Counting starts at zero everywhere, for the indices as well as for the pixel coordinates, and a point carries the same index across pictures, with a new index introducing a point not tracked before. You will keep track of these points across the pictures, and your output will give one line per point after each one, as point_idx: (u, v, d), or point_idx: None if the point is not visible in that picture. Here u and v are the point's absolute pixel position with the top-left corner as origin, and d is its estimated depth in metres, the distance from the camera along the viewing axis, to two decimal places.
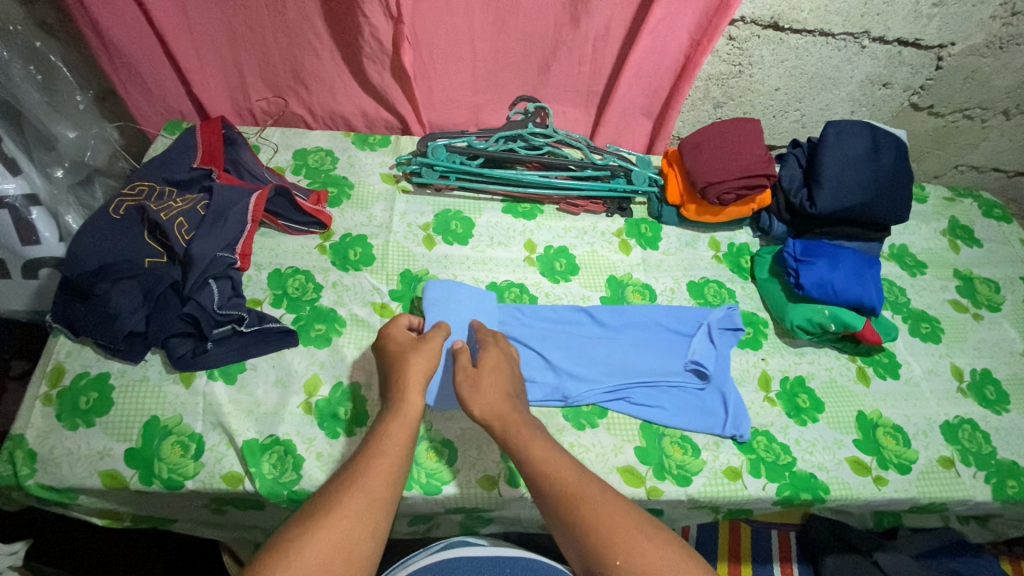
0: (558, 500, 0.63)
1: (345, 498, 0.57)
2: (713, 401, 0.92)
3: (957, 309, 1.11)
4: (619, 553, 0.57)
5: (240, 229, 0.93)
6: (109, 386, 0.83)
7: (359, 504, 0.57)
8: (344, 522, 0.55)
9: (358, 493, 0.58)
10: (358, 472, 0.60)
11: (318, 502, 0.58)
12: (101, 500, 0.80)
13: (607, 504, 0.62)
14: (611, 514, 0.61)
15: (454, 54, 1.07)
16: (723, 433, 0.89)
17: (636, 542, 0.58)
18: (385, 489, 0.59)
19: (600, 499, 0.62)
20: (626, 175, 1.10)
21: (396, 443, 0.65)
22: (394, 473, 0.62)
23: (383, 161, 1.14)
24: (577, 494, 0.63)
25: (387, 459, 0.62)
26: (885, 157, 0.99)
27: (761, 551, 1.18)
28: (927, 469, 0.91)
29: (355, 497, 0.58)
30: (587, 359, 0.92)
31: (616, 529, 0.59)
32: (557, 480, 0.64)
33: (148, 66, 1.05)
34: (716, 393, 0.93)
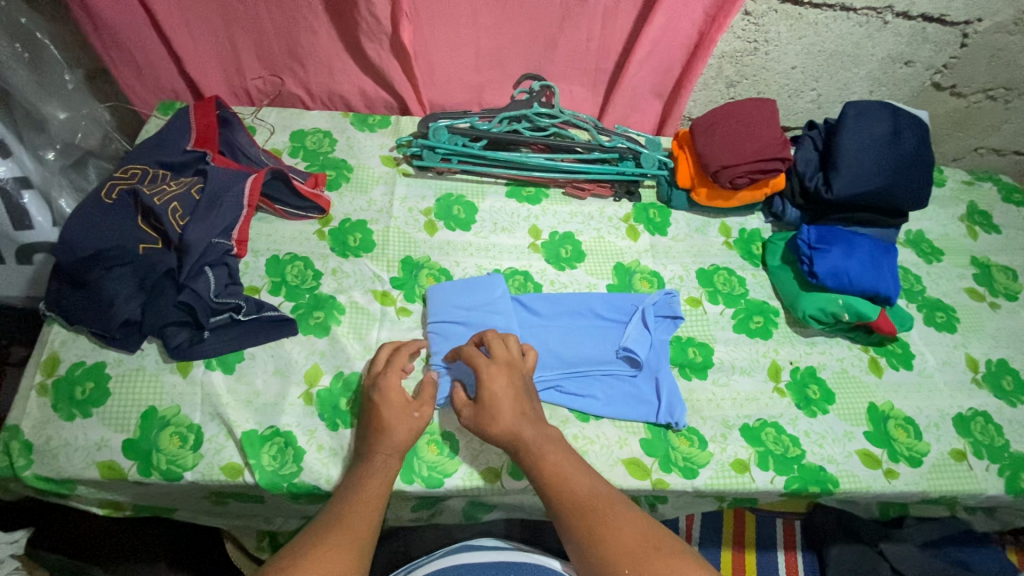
0: (574, 516, 0.68)
1: (330, 533, 0.65)
2: (646, 388, 0.89)
3: (974, 298, 1.08)
4: (628, 564, 0.62)
5: (235, 214, 0.90)
6: (105, 375, 0.81)
7: (343, 539, 0.64)
8: (328, 554, 0.62)
9: (342, 531, 0.65)
10: (344, 512, 0.68)
11: (309, 535, 0.65)
12: (100, 491, 0.79)
13: (617, 519, 0.67)
14: (620, 530, 0.66)
15: (456, 30, 1.03)
16: (655, 421, 0.86)
17: (646, 556, 0.63)
18: (363, 528, 0.66)
19: (611, 515, 0.68)
20: (634, 158, 1.06)
21: (379, 481, 0.72)
22: (373, 513, 0.69)
23: (383, 142, 1.10)
24: (587, 513, 0.68)
25: (372, 498, 0.70)
26: (906, 140, 0.95)
27: (765, 539, 1.17)
28: (939, 462, 0.89)
29: (340, 535, 0.65)
30: (564, 344, 0.90)
31: (626, 544, 0.64)
32: (571, 499, 0.70)
33: (137, 42, 1.01)
34: (650, 379, 0.89)
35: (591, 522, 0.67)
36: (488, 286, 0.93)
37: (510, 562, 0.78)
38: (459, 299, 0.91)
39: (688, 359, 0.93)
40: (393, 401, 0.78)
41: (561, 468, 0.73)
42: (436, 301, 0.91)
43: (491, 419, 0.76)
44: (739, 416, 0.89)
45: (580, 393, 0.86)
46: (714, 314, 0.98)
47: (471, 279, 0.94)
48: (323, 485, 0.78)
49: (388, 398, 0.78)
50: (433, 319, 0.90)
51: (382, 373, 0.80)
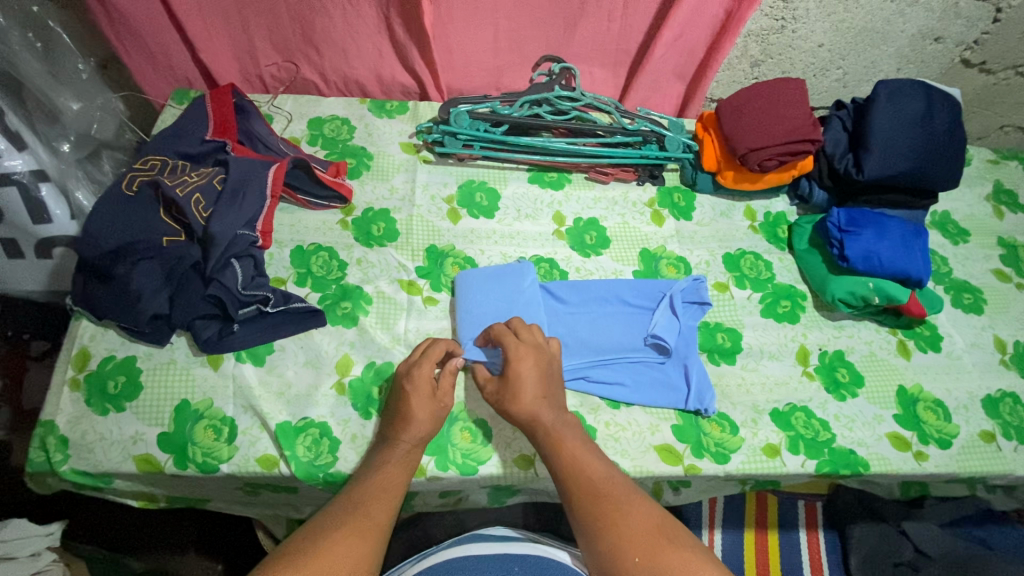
0: (587, 501, 0.69)
1: (348, 520, 0.65)
2: (675, 375, 0.88)
3: (1001, 279, 1.07)
4: (637, 552, 0.63)
5: (259, 204, 0.89)
6: (136, 370, 0.81)
7: (361, 525, 0.65)
8: (345, 539, 0.63)
9: (360, 517, 0.66)
10: (362, 500, 0.68)
11: (324, 519, 0.66)
12: (136, 483, 0.79)
13: (629, 508, 0.67)
14: (632, 517, 0.67)
15: (476, 12, 1.00)
16: (684, 408, 0.86)
17: (656, 545, 0.64)
18: (382, 516, 0.67)
19: (623, 502, 0.68)
20: (658, 141, 1.05)
21: (397, 470, 0.73)
22: (391, 498, 0.70)
23: (402, 129, 1.08)
24: (600, 499, 0.69)
25: (389, 486, 0.70)
26: (939, 119, 0.93)
27: (788, 520, 1.17)
28: (968, 444, 0.89)
29: (358, 521, 0.65)
30: (593, 332, 0.90)
31: (637, 533, 0.65)
32: (584, 484, 0.70)
33: (150, 29, 0.99)
34: (678, 366, 0.89)
35: (603, 509, 0.68)
36: (514, 274, 0.92)
37: (518, 555, 0.77)
38: (488, 287, 0.91)
39: (716, 344, 0.93)
40: (415, 390, 0.77)
41: (578, 452, 0.73)
42: (462, 290, 0.90)
43: (513, 396, 0.77)
44: (769, 401, 0.89)
45: (614, 380, 0.86)
46: (741, 298, 0.98)
47: (499, 267, 0.93)
48: None
49: (420, 388, 0.78)
50: (464, 306, 0.89)
51: (414, 364, 0.80)
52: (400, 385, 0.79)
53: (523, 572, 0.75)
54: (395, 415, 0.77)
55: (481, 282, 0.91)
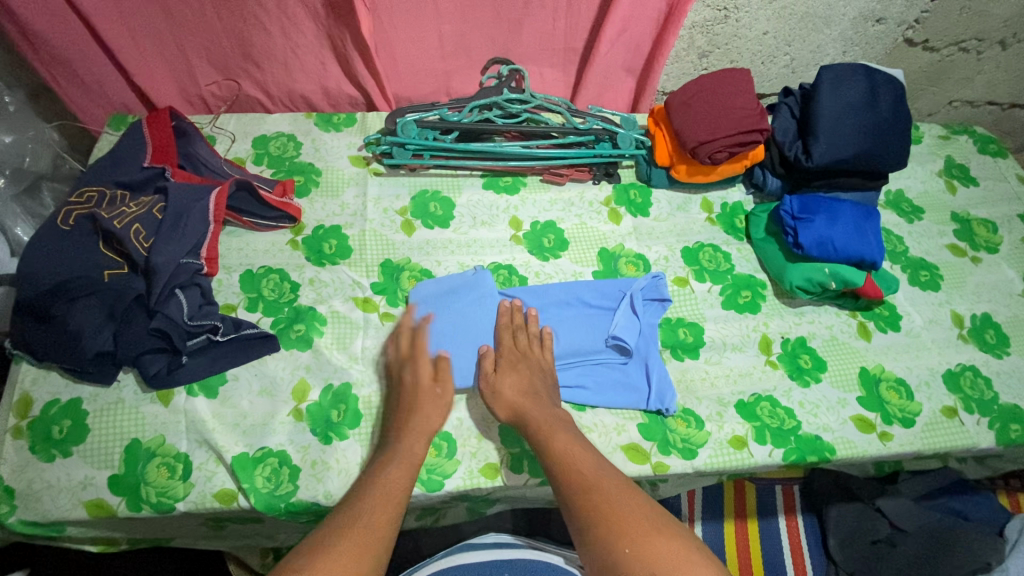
0: (579, 491, 0.68)
1: (352, 528, 0.63)
2: (637, 374, 0.88)
3: (956, 254, 1.09)
4: (628, 542, 0.62)
5: (203, 230, 0.86)
6: (82, 412, 0.78)
7: (364, 534, 0.62)
8: (350, 549, 0.60)
9: (362, 523, 0.64)
10: (362, 506, 0.66)
11: (329, 529, 0.63)
12: (91, 529, 0.77)
13: (620, 500, 0.66)
14: (624, 510, 0.65)
15: (416, 18, 0.98)
16: (647, 407, 0.85)
17: (647, 535, 0.62)
18: (383, 522, 0.64)
19: (613, 494, 0.67)
20: (611, 138, 1.04)
21: (401, 475, 0.70)
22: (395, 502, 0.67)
23: (351, 142, 1.06)
24: (595, 489, 0.68)
25: (393, 493, 0.68)
26: (883, 102, 0.93)
27: (766, 506, 1.18)
28: (931, 421, 0.90)
29: (360, 530, 0.63)
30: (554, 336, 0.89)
31: (626, 522, 0.64)
32: (574, 476, 0.70)
33: (77, 54, 0.95)
34: (640, 365, 0.89)
35: (594, 500, 0.67)
36: (472, 283, 0.91)
37: (510, 563, 0.77)
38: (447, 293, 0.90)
39: (679, 339, 0.93)
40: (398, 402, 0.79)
41: (571, 446, 0.73)
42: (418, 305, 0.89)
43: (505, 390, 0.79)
44: (734, 392, 0.89)
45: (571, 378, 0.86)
46: (702, 292, 0.98)
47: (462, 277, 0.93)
48: (322, 501, 0.76)
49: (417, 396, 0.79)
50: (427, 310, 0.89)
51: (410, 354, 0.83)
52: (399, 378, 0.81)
53: None
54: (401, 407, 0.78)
55: (438, 295, 0.90)
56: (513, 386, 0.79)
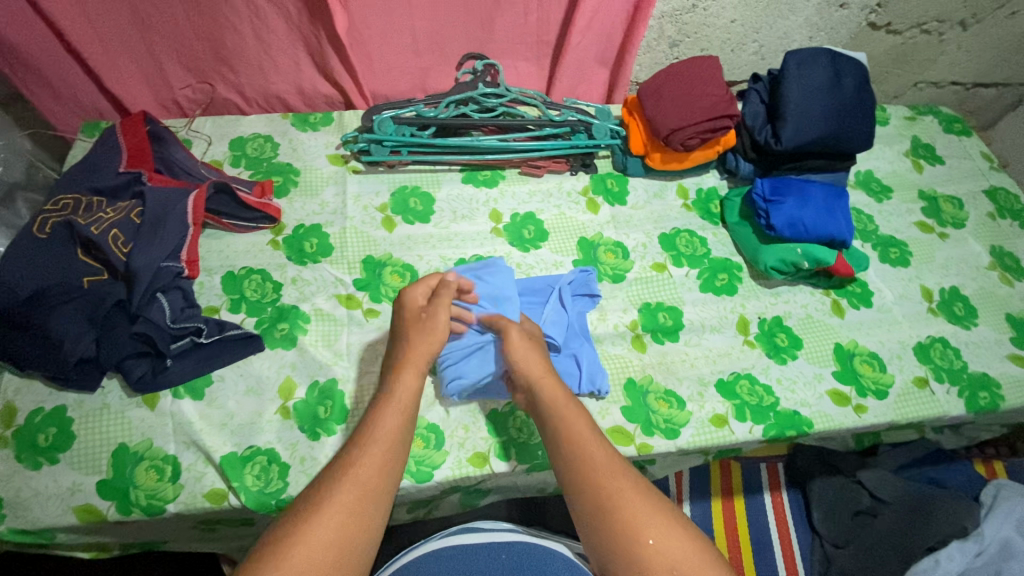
0: (596, 478, 0.64)
1: (341, 488, 0.59)
2: (566, 363, 0.87)
3: (924, 230, 1.12)
4: (647, 535, 0.59)
5: (182, 233, 0.86)
6: (67, 419, 0.78)
7: (354, 495, 0.59)
8: (338, 515, 0.57)
9: (353, 482, 0.60)
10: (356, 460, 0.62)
11: (316, 491, 0.59)
12: (81, 535, 0.77)
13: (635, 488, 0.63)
14: (640, 500, 0.62)
15: (389, 15, 0.99)
16: (579, 392, 0.85)
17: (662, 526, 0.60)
18: (377, 480, 0.61)
19: (628, 483, 0.63)
20: (586, 130, 1.05)
21: (395, 423, 0.66)
22: (389, 454, 0.63)
23: (328, 140, 1.06)
24: (613, 475, 0.64)
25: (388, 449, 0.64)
26: (848, 84, 0.96)
27: (751, 483, 1.20)
28: (904, 392, 0.94)
29: (349, 489, 0.59)
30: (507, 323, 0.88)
31: (640, 514, 0.60)
32: (589, 463, 0.65)
33: (48, 61, 0.95)
34: (570, 355, 0.88)
35: (611, 488, 0.63)
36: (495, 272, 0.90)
37: (506, 543, 0.78)
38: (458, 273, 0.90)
39: (659, 323, 0.95)
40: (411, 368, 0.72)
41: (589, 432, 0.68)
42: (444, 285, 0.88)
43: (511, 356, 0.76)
44: (714, 372, 0.91)
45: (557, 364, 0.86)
46: (680, 276, 1.00)
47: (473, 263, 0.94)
48: None
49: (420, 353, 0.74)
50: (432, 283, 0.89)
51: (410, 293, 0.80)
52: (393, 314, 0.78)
53: (511, 559, 0.75)
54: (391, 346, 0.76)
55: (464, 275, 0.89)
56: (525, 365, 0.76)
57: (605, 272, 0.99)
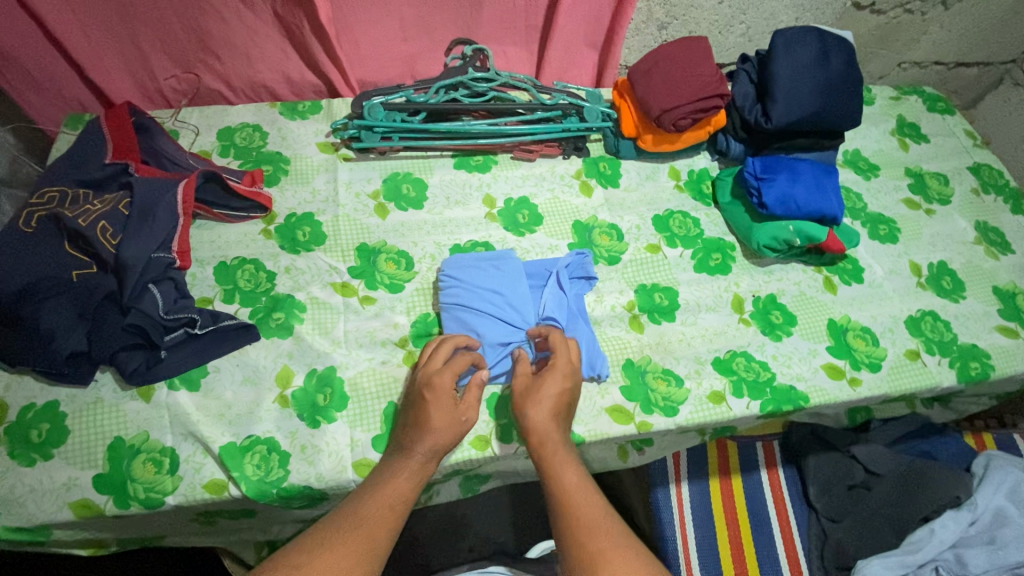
0: (581, 538, 0.65)
1: (352, 534, 0.62)
2: None
3: (911, 207, 1.14)
4: None
5: (171, 224, 0.85)
6: (61, 414, 0.77)
7: (360, 542, 0.62)
8: (345, 554, 0.60)
9: (363, 531, 0.63)
10: (367, 512, 0.65)
11: (329, 530, 0.63)
12: (78, 531, 0.76)
13: (615, 547, 0.63)
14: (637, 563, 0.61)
15: (376, 0, 0.98)
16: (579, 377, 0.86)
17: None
18: (383, 534, 0.64)
19: (611, 541, 0.64)
20: (577, 113, 1.05)
21: (404, 482, 0.70)
22: (395, 513, 0.67)
23: (318, 128, 1.05)
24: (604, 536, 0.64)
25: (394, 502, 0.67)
26: (835, 62, 0.97)
27: (748, 462, 1.21)
28: (896, 364, 0.95)
29: (358, 535, 0.62)
30: (516, 306, 0.88)
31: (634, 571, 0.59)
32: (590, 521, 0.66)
33: (28, 53, 0.92)
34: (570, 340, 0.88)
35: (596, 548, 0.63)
36: (501, 263, 0.91)
37: None
38: (472, 261, 0.91)
39: (655, 303, 0.95)
40: (436, 403, 0.75)
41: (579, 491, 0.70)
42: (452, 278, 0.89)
43: (532, 402, 0.77)
44: (710, 350, 0.92)
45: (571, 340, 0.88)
46: (674, 257, 1.00)
47: (485, 250, 0.95)
48: (314, 484, 0.76)
49: (440, 397, 0.75)
50: (447, 271, 0.90)
51: (438, 372, 0.77)
52: (421, 394, 0.76)
53: None
54: (412, 422, 0.75)
55: (472, 267, 0.90)
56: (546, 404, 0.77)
57: (599, 255, 0.99)
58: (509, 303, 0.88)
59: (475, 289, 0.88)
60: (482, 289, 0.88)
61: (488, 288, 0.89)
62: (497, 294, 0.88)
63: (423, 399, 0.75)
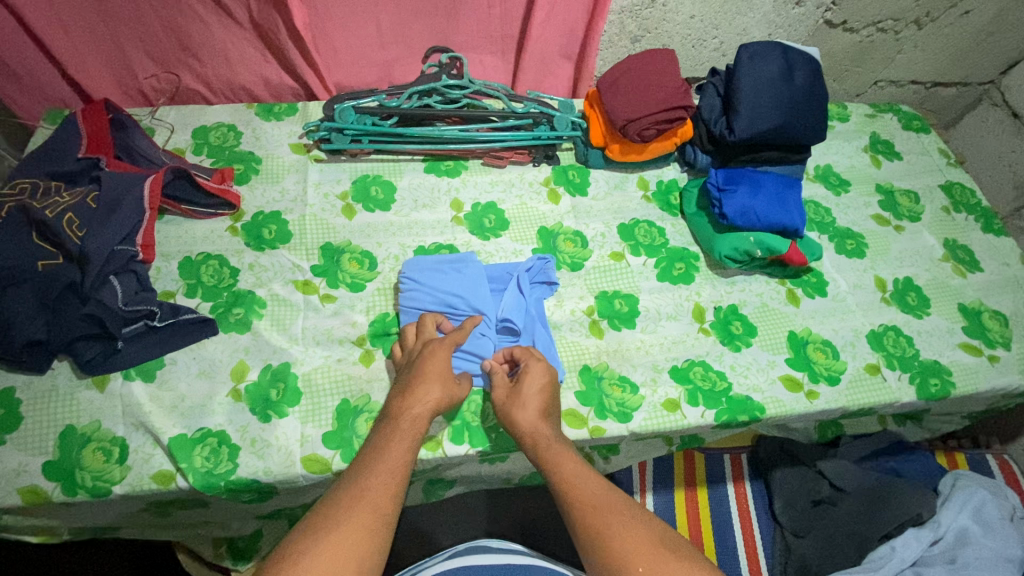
0: (587, 512, 0.62)
1: (357, 511, 0.57)
2: None
3: (880, 223, 1.14)
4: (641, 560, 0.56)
5: (137, 218, 0.86)
6: (16, 401, 0.78)
7: (368, 515, 0.57)
8: (344, 529, 0.55)
9: (367, 505, 0.58)
10: (369, 484, 0.60)
11: (338, 507, 0.57)
12: (27, 517, 0.76)
13: (630, 521, 0.60)
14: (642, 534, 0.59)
15: (352, 7, 1.00)
16: None
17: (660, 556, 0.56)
18: (386, 502, 0.59)
19: (624, 512, 0.61)
20: (548, 122, 1.06)
21: (400, 448, 0.65)
22: (395, 478, 0.62)
23: (291, 130, 1.07)
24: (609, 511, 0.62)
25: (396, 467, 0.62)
26: (799, 77, 0.98)
27: (714, 475, 1.21)
28: (855, 378, 0.95)
29: (361, 510, 0.57)
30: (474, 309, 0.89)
31: (637, 543, 0.58)
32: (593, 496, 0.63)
33: (9, 49, 0.95)
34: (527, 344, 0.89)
35: (611, 523, 0.60)
36: (463, 266, 0.92)
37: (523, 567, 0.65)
38: (433, 263, 0.92)
39: (615, 310, 0.96)
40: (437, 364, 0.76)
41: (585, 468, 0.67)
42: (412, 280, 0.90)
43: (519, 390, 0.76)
44: (668, 358, 0.93)
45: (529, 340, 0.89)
46: (637, 265, 1.01)
47: (448, 253, 0.96)
48: (262, 478, 0.77)
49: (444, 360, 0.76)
50: (406, 273, 0.91)
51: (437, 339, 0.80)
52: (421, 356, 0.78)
53: None
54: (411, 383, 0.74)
55: (433, 270, 0.91)
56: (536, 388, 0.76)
57: (562, 261, 1.00)
58: (467, 306, 0.89)
59: (433, 291, 0.89)
60: (440, 292, 0.89)
61: (446, 290, 0.90)
62: (456, 297, 0.89)
63: (415, 366, 0.76)
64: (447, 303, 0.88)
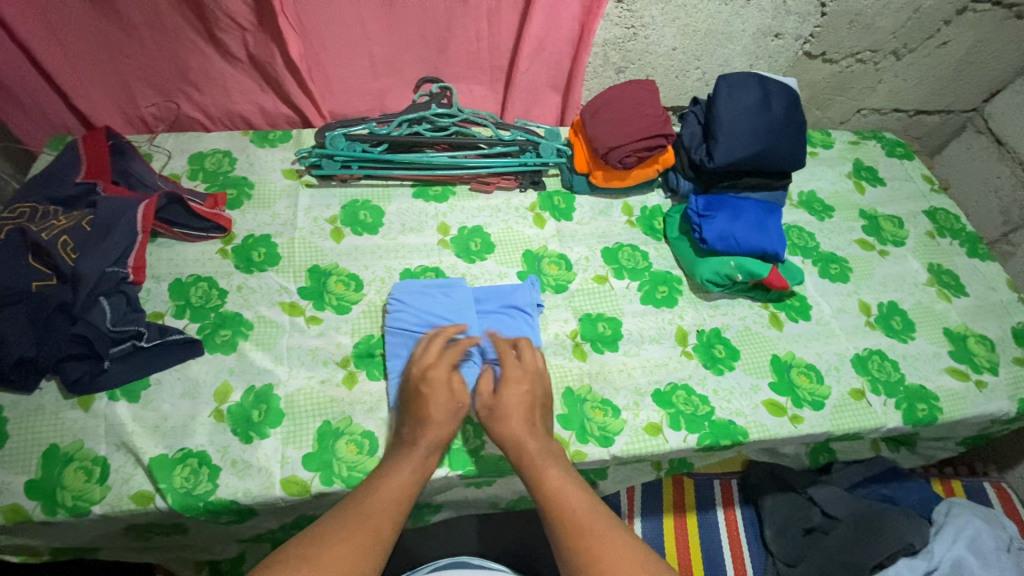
0: (570, 529, 0.62)
1: (343, 536, 0.57)
2: None
3: (864, 248, 1.15)
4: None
5: (130, 240, 0.88)
6: (1, 420, 0.79)
7: (364, 539, 0.58)
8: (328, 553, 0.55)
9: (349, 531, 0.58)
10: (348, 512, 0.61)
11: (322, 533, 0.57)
12: (6, 537, 0.77)
13: (614, 539, 0.60)
14: (623, 551, 0.59)
15: (345, 40, 1.04)
16: None
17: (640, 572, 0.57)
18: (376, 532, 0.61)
19: (607, 530, 0.61)
20: (534, 148, 1.09)
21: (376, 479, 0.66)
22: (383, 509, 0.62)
23: (285, 156, 1.10)
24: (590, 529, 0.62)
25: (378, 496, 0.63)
26: (776, 106, 1.01)
27: (704, 500, 1.19)
28: (840, 403, 0.95)
29: (339, 535, 0.57)
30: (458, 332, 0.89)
31: (619, 561, 0.58)
32: (573, 513, 0.64)
33: (16, 79, 0.99)
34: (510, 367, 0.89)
35: (588, 539, 0.60)
36: (447, 288, 0.93)
37: None
38: (420, 287, 0.93)
39: (598, 333, 0.97)
40: (435, 392, 0.76)
41: (562, 482, 0.68)
42: (396, 302, 0.91)
43: (504, 412, 0.76)
44: (650, 382, 0.93)
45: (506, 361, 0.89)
46: (620, 288, 1.02)
47: (433, 277, 0.98)
48: (241, 499, 0.77)
49: (437, 387, 0.77)
50: (394, 295, 0.92)
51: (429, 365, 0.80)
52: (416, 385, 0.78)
53: None
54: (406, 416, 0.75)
55: (418, 292, 0.93)
56: (523, 401, 0.77)
57: (547, 283, 1.01)
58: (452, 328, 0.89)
59: (418, 312, 0.91)
60: (425, 313, 0.90)
61: (431, 312, 0.91)
62: (440, 318, 0.90)
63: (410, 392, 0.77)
64: (431, 325, 0.90)
